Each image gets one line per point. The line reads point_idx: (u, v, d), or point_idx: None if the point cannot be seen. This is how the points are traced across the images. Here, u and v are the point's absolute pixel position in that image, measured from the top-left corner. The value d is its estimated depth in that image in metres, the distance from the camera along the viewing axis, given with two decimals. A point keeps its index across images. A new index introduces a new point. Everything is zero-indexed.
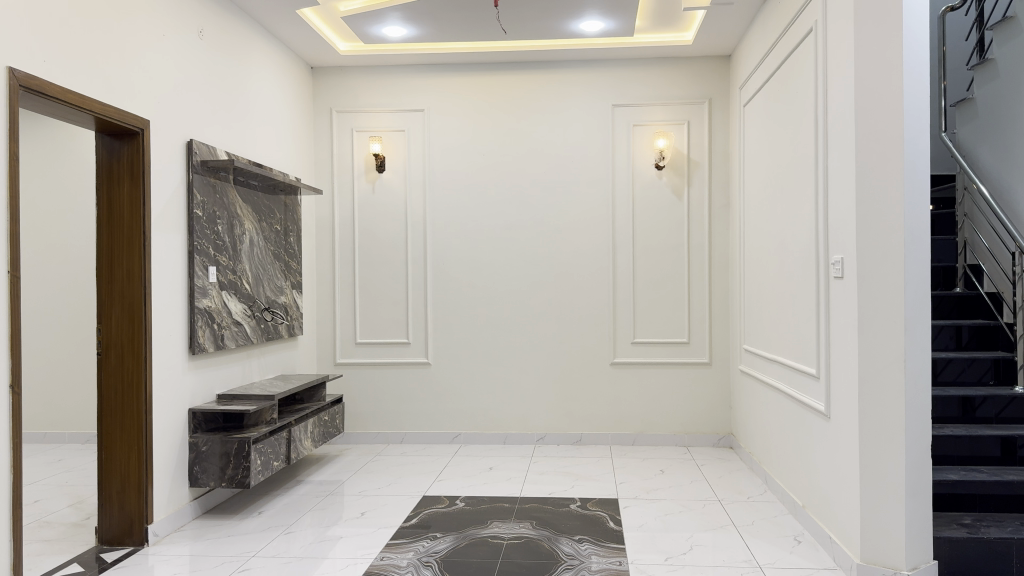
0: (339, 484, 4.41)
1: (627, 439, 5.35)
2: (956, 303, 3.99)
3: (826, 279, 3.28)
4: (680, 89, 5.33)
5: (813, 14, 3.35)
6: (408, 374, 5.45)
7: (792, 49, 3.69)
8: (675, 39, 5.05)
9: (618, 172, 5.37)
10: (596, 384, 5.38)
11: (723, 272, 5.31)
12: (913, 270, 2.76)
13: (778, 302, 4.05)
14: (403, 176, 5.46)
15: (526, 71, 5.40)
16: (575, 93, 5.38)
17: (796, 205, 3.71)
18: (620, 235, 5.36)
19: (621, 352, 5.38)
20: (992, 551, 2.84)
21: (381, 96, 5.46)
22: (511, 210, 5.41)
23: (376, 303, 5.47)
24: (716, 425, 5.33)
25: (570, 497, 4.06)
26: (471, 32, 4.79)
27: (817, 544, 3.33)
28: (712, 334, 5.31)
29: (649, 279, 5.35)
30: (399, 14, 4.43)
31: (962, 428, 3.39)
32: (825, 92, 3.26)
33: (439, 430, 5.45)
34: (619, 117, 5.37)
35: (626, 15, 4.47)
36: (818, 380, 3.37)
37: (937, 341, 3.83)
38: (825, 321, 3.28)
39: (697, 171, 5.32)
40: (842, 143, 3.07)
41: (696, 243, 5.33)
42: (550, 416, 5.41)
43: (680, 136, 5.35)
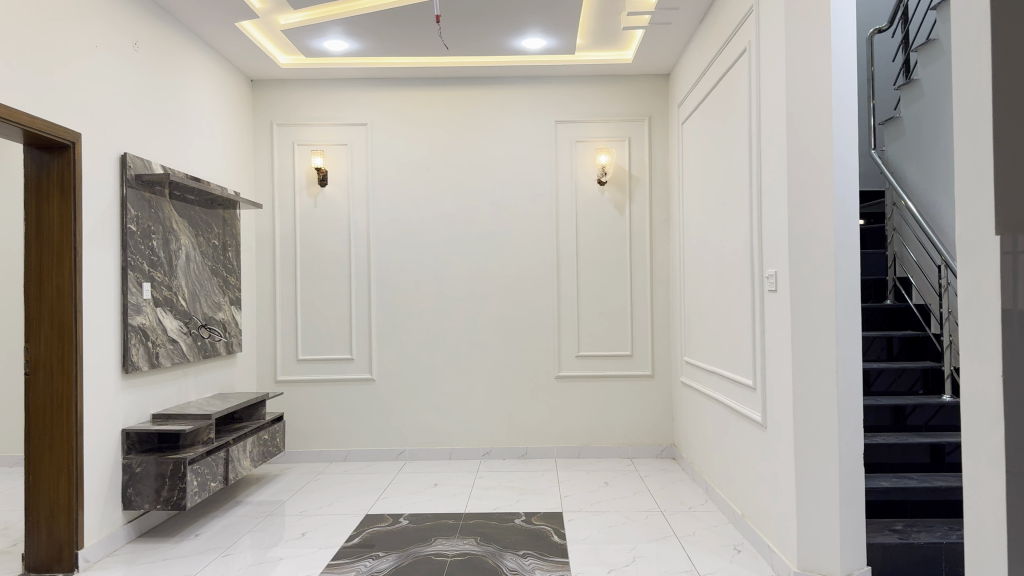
0: (280, 504, 4.32)
1: (572, 452, 5.37)
2: (886, 315, 4.12)
3: (761, 292, 3.36)
4: (621, 106, 5.42)
5: (747, 35, 3.45)
6: (352, 391, 5.37)
7: (727, 69, 3.79)
8: (616, 58, 5.13)
9: (561, 187, 5.42)
10: (541, 397, 5.40)
11: (664, 285, 5.41)
12: (844, 283, 2.81)
13: (717, 314, 4.12)
14: (345, 191, 5.41)
15: (469, 86, 5.41)
16: (518, 108, 5.41)
17: (732, 220, 3.79)
18: (564, 250, 5.41)
19: (566, 365, 5.41)
20: (923, 555, 2.92)
21: (322, 110, 5.40)
22: (455, 224, 5.40)
23: (318, 319, 5.39)
24: (658, 436, 5.40)
25: (515, 511, 4.04)
26: (413, 47, 4.78)
27: (757, 554, 3.39)
28: (654, 347, 5.40)
29: (594, 292, 5.41)
30: (341, 29, 4.40)
31: (894, 436, 3.49)
32: (759, 110, 3.35)
33: (383, 447, 5.38)
34: (562, 133, 5.43)
35: (568, 34, 4.52)
36: (754, 392, 3.45)
37: (869, 352, 3.94)
38: (760, 334, 3.36)
39: (639, 187, 5.41)
40: (776, 161, 3.16)
41: (638, 257, 5.42)
42: (495, 431, 5.39)
43: (621, 152, 5.44)
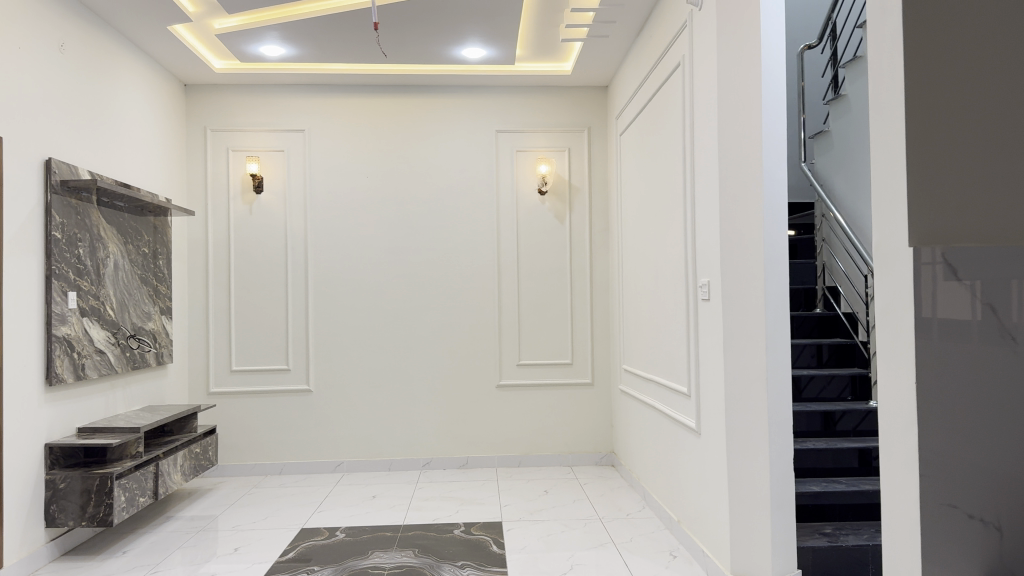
0: (213, 519, 4.21)
1: (512, 461, 5.37)
2: (816, 323, 4.23)
3: (695, 301, 3.45)
4: (560, 117, 5.48)
5: (681, 49, 3.52)
6: (288, 402, 5.28)
7: (662, 82, 3.85)
8: (556, 69, 5.19)
9: (502, 196, 5.43)
10: (481, 406, 5.38)
11: (604, 294, 5.47)
12: (774, 291, 2.85)
13: (654, 323, 4.17)
14: (281, 198, 5.32)
15: (409, 94, 5.39)
16: (458, 117, 5.41)
17: (667, 230, 3.85)
18: (505, 259, 5.42)
19: (507, 374, 5.41)
20: (851, 557, 2.99)
21: (259, 116, 5.32)
22: (395, 233, 5.36)
23: (253, 329, 5.28)
24: (597, 444, 5.44)
25: (454, 522, 4.02)
26: (351, 54, 4.73)
27: (691, 558, 3.43)
28: (594, 355, 5.45)
29: (534, 301, 5.43)
30: (277, 34, 4.33)
31: (823, 441, 3.58)
32: (692, 122, 3.43)
33: (320, 459, 5.29)
34: (503, 142, 5.45)
35: (507, 44, 4.53)
36: (688, 398, 3.52)
37: (800, 359, 4.04)
38: (694, 342, 3.44)
39: (579, 198, 5.47)
40: (709, 174, 3.26)
41: (577, 266, 5.47)
42: (435, 441, 5.36)
43: (561, 162, 5.49)
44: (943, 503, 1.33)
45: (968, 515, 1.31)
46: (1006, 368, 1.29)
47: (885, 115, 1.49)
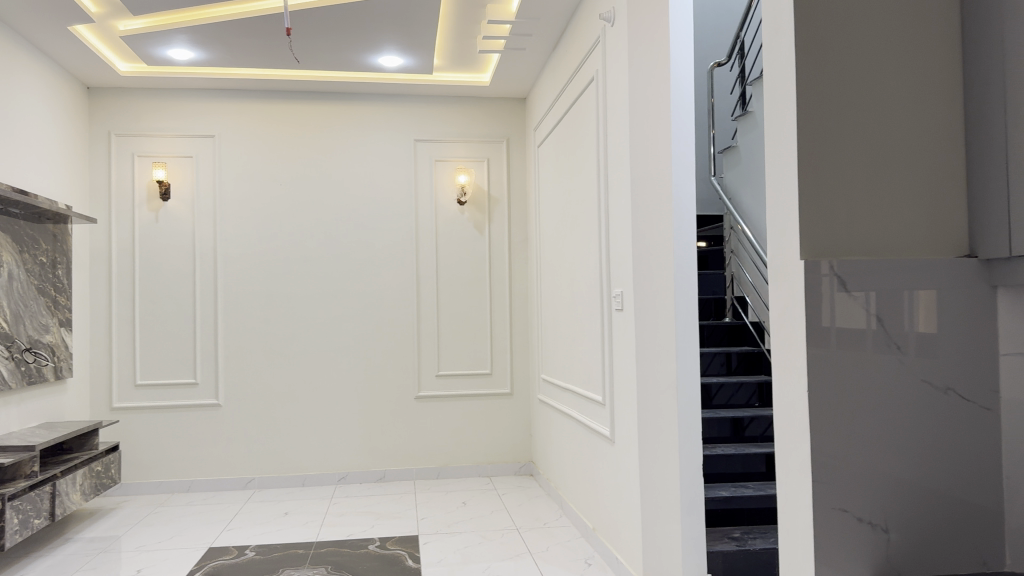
0: (115, 540, 4.03)
1: (430, 473, 5.34)
2: (725, 332, 4.36)
3: (609, 311, 3.51)
4: (478, 127, 5.50)
5: (594, 64, 3.59)
6: (197, 417, 5.11)
7: (577, 96, 3.91)
8: (473, 79, 5.22)
9: (420, 206, 5.40)
10: (399, 418, 5.33)
11: (522, 304, 5.50)
12: (682, 301, 2.90)
13: (570, 333, 4.22)
14: (190, 206, 5.16)
15: (325, 101, 5.31)
16: (375, 126, 5.36)
17: (583, 241, 3.91)
18: (423, 269, 5.39)
19: (425, 385, 5.37)
20: (758, 560, 3.08)
21: (167, 121, 5.15)
22: (310, 242, 5.27)
23: (160, 341, 5.10)
24: (516, 454, 5.46)
25: (369, 537, 3.96)
26: (264, 59, 4.64)
27: (606, 566, 3.47)
28: (513, 365, 5.48)
29: (453, 311, 5.42)
30: (186, 37, 4.21)
31: (732, 447, 3.69)
32: (605, 136, 3.49)
33: (231, 475, 5.13)
34: (421, 152, 5.42)
35: (424, 53, 4.52)
36: (603, 407, 3.57)
37: (710, 367, 4.16)
38: (608, 351, 3.50)
39: (498, 208, 5.50)
40: (621, 186, 3.32)
41: (496, 277, 5.49)
42: (352, 455, 5.27)
43: (480, 172, 5.50)
44: (835, 508, 1.39)
45: (858, 518, 1.39)
46: (896, 372, 1.42)
47: (772, 123, 1.53)
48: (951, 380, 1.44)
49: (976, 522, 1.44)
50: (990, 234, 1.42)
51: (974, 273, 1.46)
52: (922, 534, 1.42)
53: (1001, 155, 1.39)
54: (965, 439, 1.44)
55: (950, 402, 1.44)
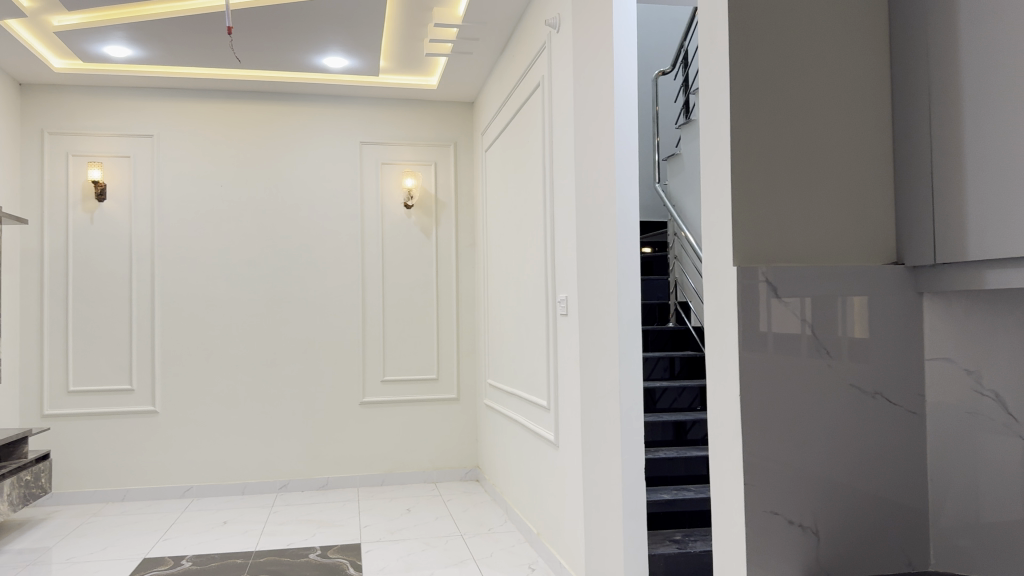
0: (44, 551, 3.90)
1: (375, 480, 5.29)
2: (669, 336, 4.41)
3: (554, 316, 3.52)
4: (425, 131, 5.48)
5: (540, 70, 3.61)
6: (133, 424, 4.97)
7: (523, 101, 3.92)
8: (420, 82, 5.19)
9: (365, 209, 5.35)
10: (343, 424, 5.26)
11: (469, 309, 5.49)
12: (626, 306, 2.91)
13: (516, 338, 4.22)
14: (127, 207, 5.02)
15: (269, 102, 5.23)
16: (320, 127, 5.30)
17: (528, 246, 3.92)
18: (368, 273, 5.33)
19: (370, 391, 5.31)
20: (698, 563, 3.11)
21: (104, 120, 5.01)
22: (252, 246, 5.17)
23: (94, 346, 4.95)
24: (462, 459, 5.45)
25: (309, 546, 3.89)
26: (205, 58, 4.55)
27: (549, 571, 3.48)
28: (459, 370, 5.46)
29: (399, 315, 5.38)
30: (123, 34, 4.10)
31: (675, 451, 3.73)
32: (551, 142, 3.51)
33: (168, 484, 5.00)
34: (367, 155, 5.37)
35: (369, 55, 4.48)
36: (547, 412, 3.58)
37: (654, 371, 4.21)
38: (553, 356, 3.51)
39: (445, 213, 5.48)
40: (566, 192, 3.34)
41: (443, 282, 5.47)
42: (294, 462, 5.19)
43: (427, 176, 5.48)
44: (767, 511, 1.41)
45: (789, 521, 1.42)
46: (825, 378, 1.45)
47: (707, 131, 1.55)
48: (878, 384, 1.48)
49: (903, 523, 1.48)
50: (915, 241, 1.46)
51: (900, 280, 1.50)
52: (850, 536, 1.45)
53: (925, 165, 1.43)
54: (892, 442, 1.48)
55: (878, 406, 1.48)
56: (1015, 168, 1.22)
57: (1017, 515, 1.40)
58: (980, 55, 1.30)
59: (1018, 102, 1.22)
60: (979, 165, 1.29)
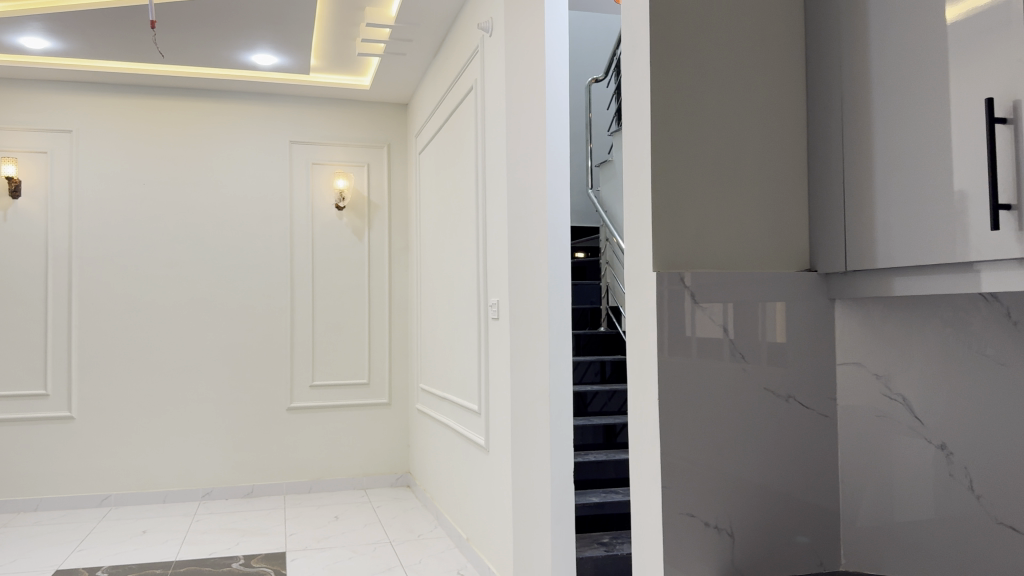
0: None
1: (302, 487, 5.19)
2: (600, 340, 4.45)
3: (485, 320, 3.51)
4: (358, 132, 5.42)
5: (473, 73, 3.60)
6: (48, 431, 4.77)
7: (456, 105, 3.92)
8: (353, 82, 5.17)
9: (295, 210, 5.26)
10: (270, 430, 5.15)
11: (401, 313, 5.44)
12: (556, 310, 2.93)
13: (448, 341, 4.20)
14: (44, 205, 4.83)
15: (196, 99, 5.09)
16: (249, 126, 5.18)
17: (461, 249, 3.91)
18: (298, 275, 5.23)
19: (298, 396, 5.21)
20: (625, 566, 3.14)
21: (19, 113, 4.80)
22: (177, 246, 5.03)
23: (6, 349, 4.73)
24: (392, 465, 5.39)
25: (233, 555, 3.79)
26: (127, 52, 4.40)
27: None
28: (391, 375, 5.40)
29: (329, 319, 5.29)
30: (40, 25, 3.94)
31: (604, 454, 3.76)
32: (484, 145, 3.51)
33: (85, 493, 4.81)
34: (298, 155, 5.28)
35: (300, 54, 4.41)
36: (478, 416, 3.57)
37: (585, 375, 4.24)
38: (484, 359, 3.50)
39: (377, 215, 5.42)
40: (498, 195, 3.35)
41: (375, 285, 5.40)
42: (219, 469, 5.06)
43: (359, 177, 5.41)
44: (683, 513, 1.43)
45: (704, 523, 1.44)
46: (739, 381, 1.48)
47: (630, 137, 1.56)
48: (791, 388, 1.52)
49: (815, 525, 1.52)
50: (826, 250, 1.50)
51: (812, 286, 1.54)
52: (764, 538, 1.48)
53: (836, 175, 1.47)
54: (805, 444, 1.52)
55: (790, 409, 1.51)
56: (919, 178, 1.27)
57: (931, 515, 1.45)
58: (886, 69, 1.34)
59: (923, 115, 1.26)
60: (887, 174, 1.34)
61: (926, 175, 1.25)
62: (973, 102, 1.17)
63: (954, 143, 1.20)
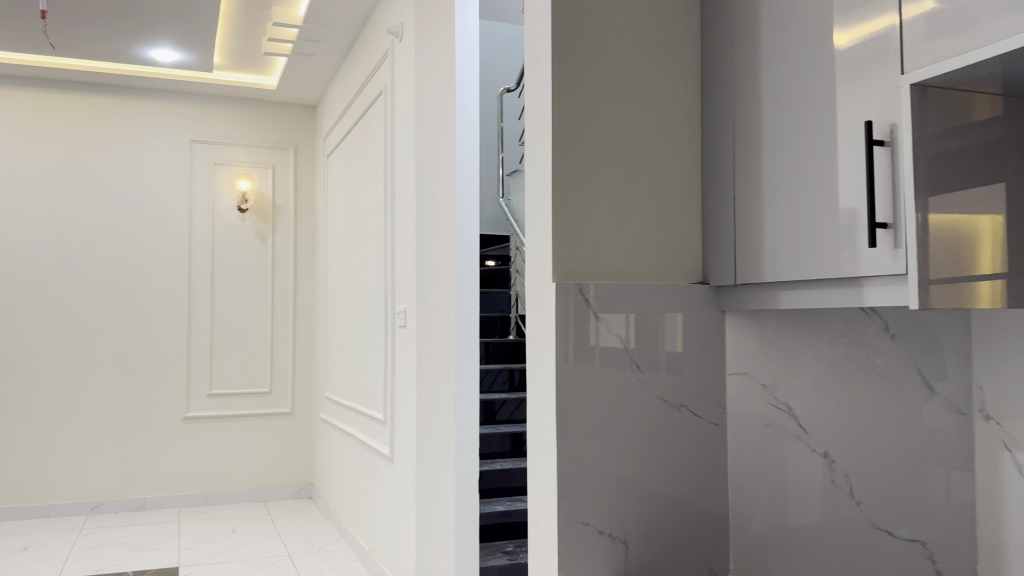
0: None
1: (199, 499, 5.00)
2: (509, 348, 4.46)
3: (392, 328, 3.47)
4: (263, 133, 5.28)
5: (382, 78, 3.56)
6: None
7: (365, 109, 3.87)
8: (259, 81, 5.04)
9: (195, 212, 5.07)
10: (165, 440, 4.95)
11: (307, 319, 5.33)
12: (463, 319, 2.92)
13: (354, 349, 4.13)
14: None
15: (91, 94, 4.86)
16: (149, 124, 4.98)
17: (368, 256, 3.86)
18: (197, 279, 5.05)
19: (195, 405, 5.02)
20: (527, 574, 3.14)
21: None
22: (67, 247, 4.77)
23: None
24: (294, 476, 5.26)
25: (120, 571, 3.61)
26: (14, 42, 4.16)
27: None
28: (294, 383, 5.27)
29: (230, 325, 5.13)
30: None
31: (510, 462, 3.77)
32: (392, 151, 3.47)
33: None
34: (199, 154, 5.10)
35: (203, 51, 4.27)
36: (383, 425, 3.52)
37: (493, 383, 4.24)
38: (390, 368, 3.45)
39: (282, 218, 5.29)
40: (405, 201, 3.31)
41: (279, 290, 5.27)
42: (108, 481, 4.82)
43: (264, 179, 5.27)
44: (578, 522, 1.43)
45: (598, 531, 1.45)
46: (634, 390, 1.50)
47: (531, 147, 1.57)
48: (683, 397, 1.55)
49: (709, 532, 1.56)
50: (718, 264, 1.55)
51: (704, 298, 1.59)
52: (658, 546, 1.50)
53: (728, 190, 1.52)
54: (698, 453, 1.56)
55: (682, 418, 1.55)
56: (806, 196, 1.32)
57: (820, 520, 1.53)
58: (776, 89, 1.40)
59: (808, 135, 1.32)
60: (775, 192, 1.39)
61: (811, 193, 1.30)
62: (854, 125, 1.22)
63: (837, 164, 1.25)
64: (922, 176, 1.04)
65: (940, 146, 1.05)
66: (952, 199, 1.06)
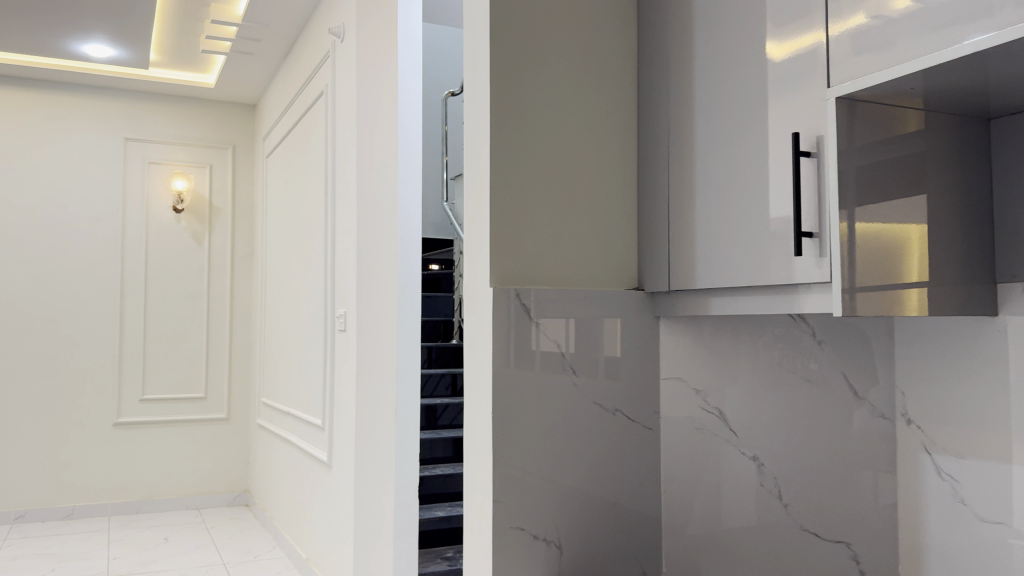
0: None
1: (129, 508, 4.86)
2: (451, 353, 4.45)
3: (331, 332, 3.43)
4: (201, 132, 5.17)
5: (323, 79, 3.53)
6: None
7: (305, 111, 3.82)
8: (198, 80, 4.96)
9: (129, 212, 4.94)
10: (94, 447, 4.79)
11: (245, 323, 5.24)
12: (404, 323, 2.91)
13: (292, 353, 4.07)
14: None
15: (18, 88, 4.68)
16: (81, 120, 4.83)
17: (307, 259, 3.81)
18: (130, 281, 4.91)
19: (126, 411, 4.88)
20: None
21: None
22: None
23: None
24: (229, 484, 5.15)
25: None
26: None
27: None
28: (231, 388, 5.17)
29: (164, 329, 5.00)
30: None
31: (450, 467, 3.76)
32: (332, 153, 3.43)
33: None
34: (133, 153, 4.97)
35: (138, 46, 4.16)
36: (321, 431, 3.48)
37: (435, 388, 4.22)
38: (329, 373, 3.41)
39: (219, 219, 5.20)
40: (345, 204, 3.28)
41: (216, 293, 5.17)
42: (34, 490, 4.64)
43: (201, 179, 5.17)
44: (513, 527, 1.44)
45: (534, 536, 1.46)
46: (569, 396, 1.51)
47: (470, 151, 1.57)
48: (618, 401, 1.57)
49: (644, 535, 1.58)
50: (653, 270, 1.57)
51: (639, 304, 1.61)
52: (593, 550, 1.52)
53: (662, 198, 1.55)
54: (633, 456, 1.58)
55: (617, 421, 1.57)
56: (737, 205, 1.35)
57: (753, 520, 1.57)
58: (709, 98, 1.43)
59: (739, 146, 1.35)
60: (708, 199, 1.42)
61: (741, 202, 1.34)
62: (782, 136, 1.25)
63: (768, 174, 1.28)
64: (848, 186, 1.07)
65: (865, 158, 1.09)
66: (875, 209, 1.09)
